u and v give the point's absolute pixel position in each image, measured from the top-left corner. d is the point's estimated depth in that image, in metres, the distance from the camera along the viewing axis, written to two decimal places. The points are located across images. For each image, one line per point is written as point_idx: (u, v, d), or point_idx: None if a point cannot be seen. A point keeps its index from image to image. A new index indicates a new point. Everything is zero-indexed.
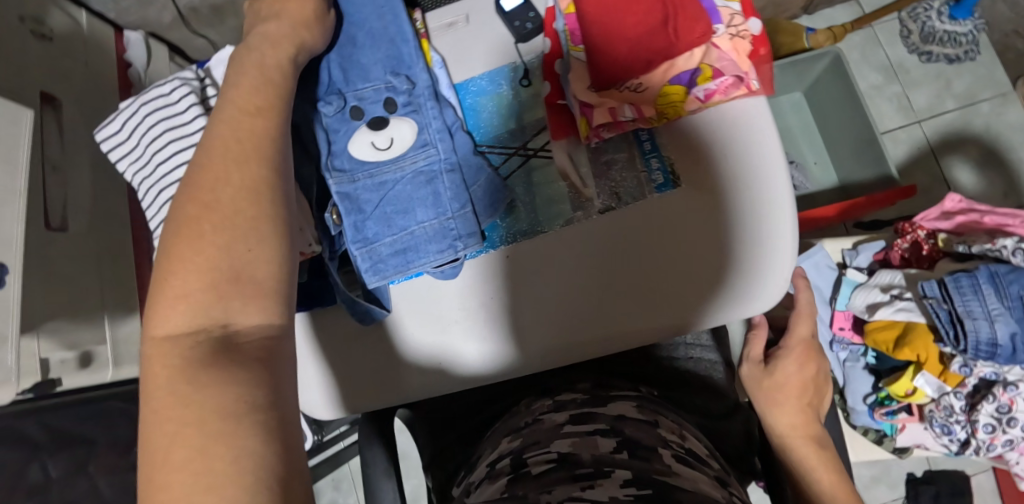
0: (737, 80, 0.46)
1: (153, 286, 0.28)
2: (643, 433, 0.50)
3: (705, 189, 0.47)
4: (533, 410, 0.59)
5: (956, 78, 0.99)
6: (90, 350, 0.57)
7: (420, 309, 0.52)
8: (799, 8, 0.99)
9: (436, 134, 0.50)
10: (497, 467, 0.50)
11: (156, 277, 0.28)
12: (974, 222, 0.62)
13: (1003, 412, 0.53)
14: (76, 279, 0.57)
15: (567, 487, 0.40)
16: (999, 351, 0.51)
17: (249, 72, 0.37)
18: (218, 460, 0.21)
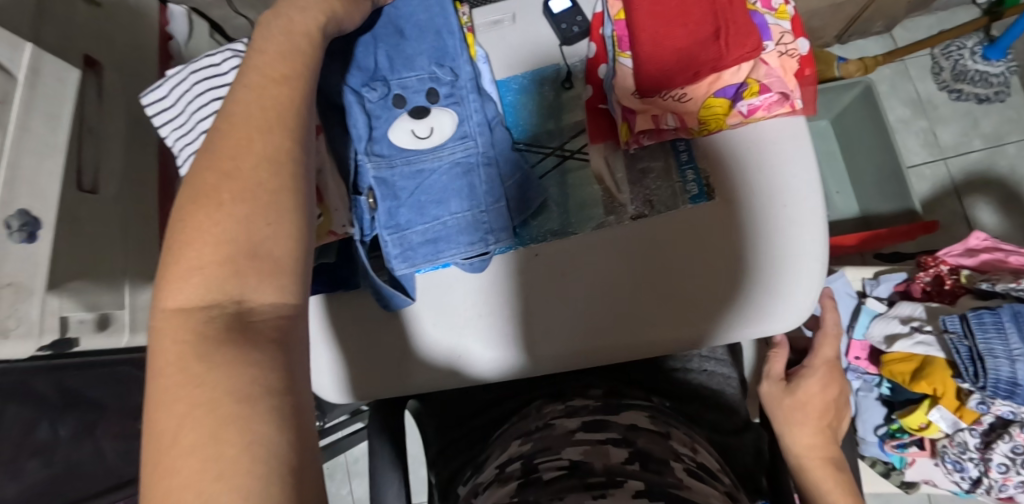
0: (782, 98, 0.46)
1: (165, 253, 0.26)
2: (655, 445, 0.49)
3: (742, 203, 0.47)
4: (543, 414, 0.59)
5: (984, 118, 0.99)
6: (108, 313, 0.57)
7: (442, 300, 0.52)
8: (832, 37, 1.00)
9: (476, 126, 0.50)
10: (506, 470, 0.49)
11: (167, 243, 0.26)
12: (998, 261, 0.62)
13: (1018, 452, 0.52)
14: (102, 241, 0.57)
15: (579, 495, 0.39)
16: (1019, 390, 0.51)
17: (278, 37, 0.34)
18: (229, 447, 0.19)
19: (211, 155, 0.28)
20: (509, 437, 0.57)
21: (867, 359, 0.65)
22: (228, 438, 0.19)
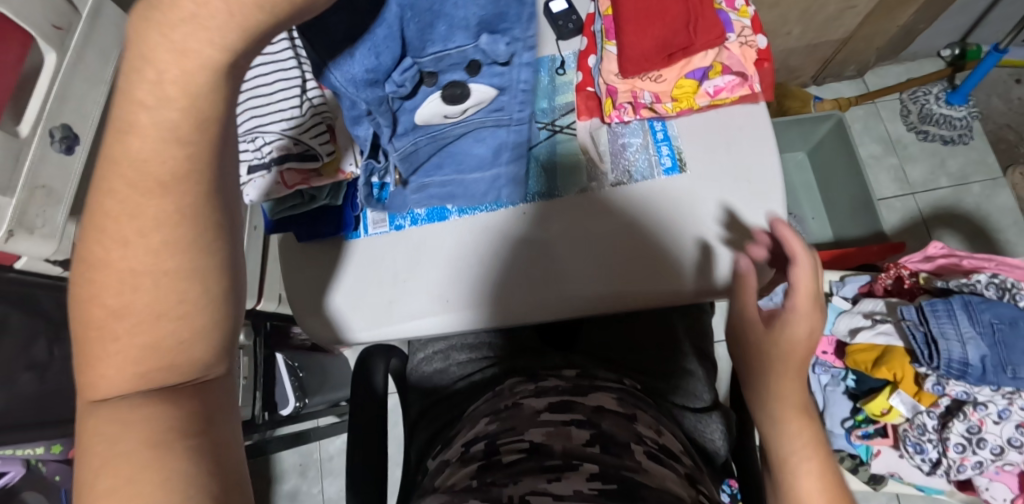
0: (741, 80, 0.53)
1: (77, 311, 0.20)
2: (620, 428, 0.50)
3: (721, 187, 0.52)
4: (515, 393, 0.58)
5: (950, 159, 1.07)
6: None
7: (431, 252, 0.55)
8: (809, 77, 1.09)
9: (517, 103, 0.49)
10: (471, 449, 0.50)
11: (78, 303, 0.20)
12: (953, 265, 0.66)
13: (973, 432, 0.54)
14: None
15: (534, 479, 0.43)
16: (970, 370, 0.54)
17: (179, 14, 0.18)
18: (148, 481, 0.17)
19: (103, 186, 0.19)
20: (479, 412, 0.57)
21: (832, 354, 0.67)
22: (149, 473, 0.17)
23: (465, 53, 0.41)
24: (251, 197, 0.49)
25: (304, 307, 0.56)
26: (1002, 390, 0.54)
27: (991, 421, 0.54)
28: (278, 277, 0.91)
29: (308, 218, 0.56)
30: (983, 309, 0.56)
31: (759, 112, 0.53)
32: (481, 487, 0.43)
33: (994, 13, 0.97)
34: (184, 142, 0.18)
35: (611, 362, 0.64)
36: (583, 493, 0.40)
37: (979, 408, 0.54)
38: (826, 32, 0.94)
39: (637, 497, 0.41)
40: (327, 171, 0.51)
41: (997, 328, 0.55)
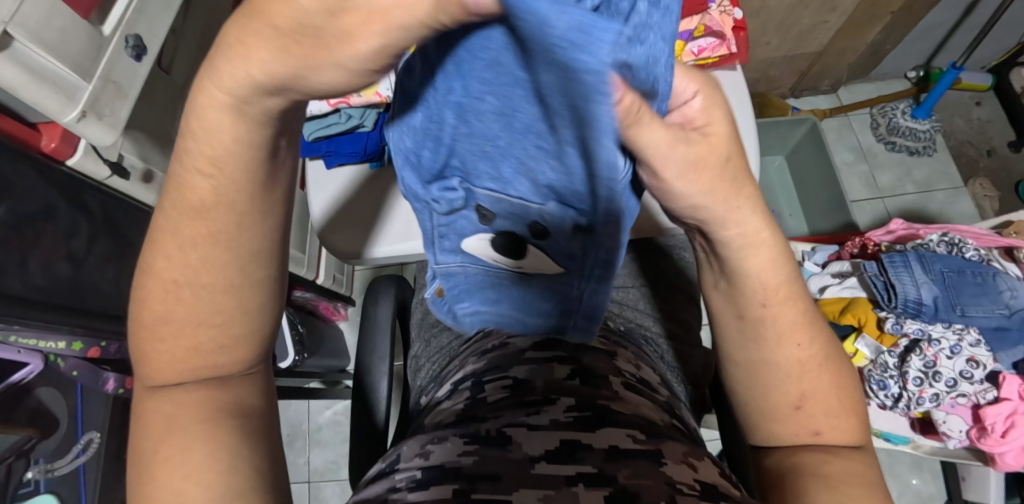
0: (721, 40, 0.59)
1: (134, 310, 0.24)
2: (600, 362, 0.49)
3: None
4: (501, 332, 0.58)
5: (916, 168, 1.17)
6: (154, 172, 0.64)
7: None
8: (788, 89, 1.20)
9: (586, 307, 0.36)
10: (459, 388, 0.50)
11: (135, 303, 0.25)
12: (910, 233, 0.74)
13: (929, 366, 0.59)
14: (165, 113, 0.66)
15: (515, 412, 0.41)
16: (924, 308, 0.60)
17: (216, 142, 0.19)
18: (198, 454, 0.23)
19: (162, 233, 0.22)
20: (467, 353, 0.57)
21: None
22: (206, 444, 0.24)
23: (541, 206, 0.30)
24: None
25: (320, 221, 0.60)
26: (953, 327, 0.60)
27: (944, 356, 0.59)
28: None
29: (340, 143, 0.61)
30: (935, 260, 0.62)
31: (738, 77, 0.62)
32: (466, 419, 0.42)
33: (950, 39, 1.09)
34: (211, 215, 0.21)
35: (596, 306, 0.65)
36: (559, 422, 0.39)
37: (933, 344, 0.59)
38: (804, 44, 1.04)
39: (611, 422, 0.39)
40: (365, 92, 0.55)
41: (947, 275, 0.61)
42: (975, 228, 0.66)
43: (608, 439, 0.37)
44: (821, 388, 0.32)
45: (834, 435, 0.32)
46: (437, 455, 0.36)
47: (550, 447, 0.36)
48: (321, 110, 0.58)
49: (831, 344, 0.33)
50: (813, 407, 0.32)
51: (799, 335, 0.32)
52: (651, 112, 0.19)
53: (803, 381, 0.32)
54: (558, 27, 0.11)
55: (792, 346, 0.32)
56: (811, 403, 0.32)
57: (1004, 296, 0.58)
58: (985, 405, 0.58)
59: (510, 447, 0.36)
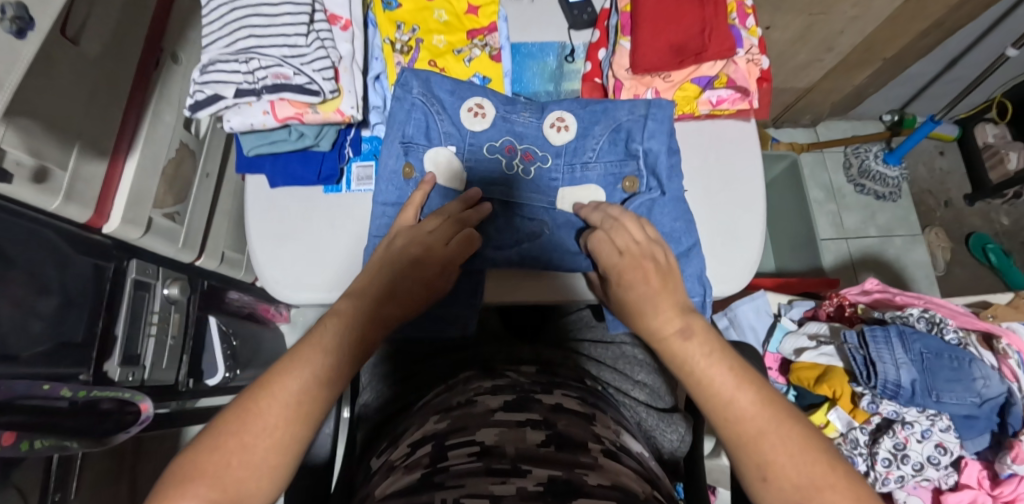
0: (742, 95, 0.54)
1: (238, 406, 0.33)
2: (577, 428, 0.44)
3: (706, 193, 0.55)
4: (471, 388, 0.51)
5: (879, 212, 1.19)
6: (48, 168, 0.51)
7: (340, 216, 0.53)
8: (770, 119, 1.18)
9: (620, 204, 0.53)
10: (415, 452, 0.42)
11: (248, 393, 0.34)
12: (888, 299, 0.71)
13: (899, 448, 0.59)
14: (66, 93, 0.52)
15: (479, 482, 0.34)
16: (902, 391, 0.58)
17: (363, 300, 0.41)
18: None
19: (315, 333, 0.38)
20: (428, 412, 0.49)
21: (777, 370, 0.72)
22: None
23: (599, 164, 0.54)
24: (232, 124, 0.46)
25: (258, 246, 0.52)
26: (925, 412, 0.59)
27: (915, 439, 0.59)
28: (223, 233, 0.83)
29: (288, 163, 0.52)
30: (914, 339, 0.60)
31: (750, 129, 0.56)
32: (424, 486, 0.35)
33: (929, 89, 1.09)
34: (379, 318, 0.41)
35: (574, 364, 0.59)
36: (528, 491, 0.33)
37: (906, 427, 0.59)
38: (793, 79, 1.01)
39: (582, 494, 0.33)
40: (323, 108, 0.46)
41: (925, 357, 0.59)
42: (952, 306, 0.66)
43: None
44: (785, 460, 0.32)
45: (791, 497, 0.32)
46: None
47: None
48: (265, 125, 0.47)
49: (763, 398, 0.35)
50: (824, 501, 0.30)
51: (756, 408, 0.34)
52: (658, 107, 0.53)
53: (801, 464, 0.32)
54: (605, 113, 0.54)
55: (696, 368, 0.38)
56: (785, 480, 0.32)
57: (977, 385, 0.58)
58: (946, 490, 0.60)
59: None
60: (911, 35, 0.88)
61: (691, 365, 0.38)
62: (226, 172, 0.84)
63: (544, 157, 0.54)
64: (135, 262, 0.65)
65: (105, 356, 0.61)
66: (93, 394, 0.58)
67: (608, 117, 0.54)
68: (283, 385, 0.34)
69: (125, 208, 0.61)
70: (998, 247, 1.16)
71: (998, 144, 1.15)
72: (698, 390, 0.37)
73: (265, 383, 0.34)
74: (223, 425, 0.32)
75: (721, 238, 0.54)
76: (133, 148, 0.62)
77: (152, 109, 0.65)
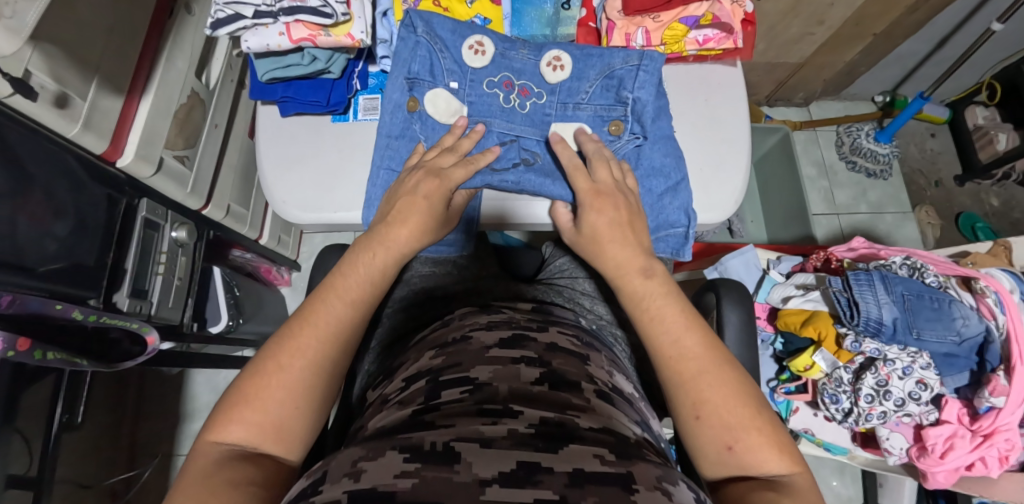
0: (727, 34, 0.56)
1: (263, 358, 0.35)
2: (571, 367, 0.46)
3: (695, 130, 0.58)
4: (466, 324, 0.53)
5: (870, 189, 1.21)
6: (69, 95, 0.53)
7: (345, 144, 0.56)
8: (764, 97, 1.21)
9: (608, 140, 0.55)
10: (410, 387, 0.44)
11: (272, 342, 0.36)
12: (872, 253, 0.74)
13: (881, 384, 0.61)
14: (88, 25, 0.55)
15: (468, 420, 0.34)
16: (883, 328, 0.60)
17: (375, 252, 0.42)
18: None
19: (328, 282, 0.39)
20: (426, 346, 0.51)
21: (765, 319, 0.75)
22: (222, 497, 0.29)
23: (591, 102, 0.56)
24: (250, 46, 0.49)
25: (268, 170, 0.55)
26: (907, 349, 0.61)
27: (897, 375, 0.61)
28: (230, 186, 0.85)
29: (299, 89, 0.54)
30: (897, 281, 0.62)
31: (736, 73, 0.60)
32: (412, 426, 0.35)
33: (919, 69, 1.12)
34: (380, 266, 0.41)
35: (568, 304, 0.60)
36: (519, 435, 0.33)
37: (888, 364, 0.61)
38: (787, 54, 1.04)
39: (574, 438, 0.33)
40: (335, 31, 0.49)
41: (907, 298, 0.61)
42: (935, 256, 0.68)
43: (572, 461, 0.30)
44: (723, 409, 0.34)
45: (744, 449, 0.34)
46: (368, 477, 0.28)
47: (503, 470, 0.28)
48: (280, 47, 0.50)
49: (713, 347, 0.37)
50: (743, 449, 0.34)
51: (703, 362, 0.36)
52: (645, 52, 0.55)
53: (725, 410, 0.34)
54: (593, 57, 0.56)
55: (647, 304, 0.40)
56: (739, 439, 0.34)
57: (956, 324, 0.60)
58: (927, 425, 0.62)
59: (457, 467, 0.28)
60: (901, 9, 0.91)
61: (646, 303, 0.40)
62: (234, 126, 0.86)
63: (539, 94, 0.56)
64: (145, 201, 0.67)
65: (115, 287, 0.63)
66: (102, 319, 0.60)
67: (603, 62, 0.56)
68: (296, 350, 0.36)
69: (138, 144, 0.63)
70: (986, 225, 1.18)
71: (987, 126, 1.16)
72: (648, 335, 0.39)
73: (286, 337, 0.36)
74: (247, 375, 0.35)
75: (707, 172, 0.56)
76: (147, 88, 0.65)
77: (166, 55, 0.68)
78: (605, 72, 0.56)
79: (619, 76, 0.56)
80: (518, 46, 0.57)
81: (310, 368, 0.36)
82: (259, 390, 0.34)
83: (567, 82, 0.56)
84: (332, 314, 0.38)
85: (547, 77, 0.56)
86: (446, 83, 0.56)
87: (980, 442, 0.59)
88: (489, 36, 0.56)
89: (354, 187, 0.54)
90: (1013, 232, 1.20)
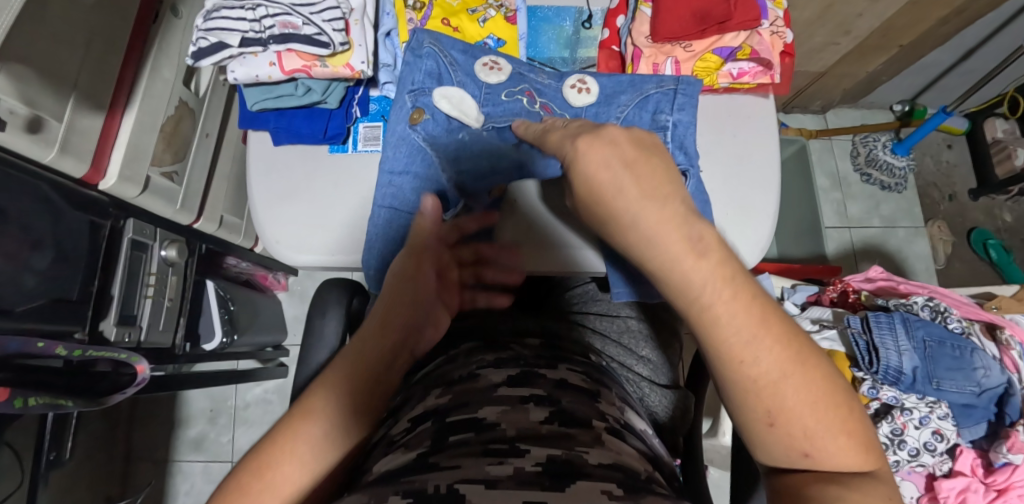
0: (764, 68, 0.52)
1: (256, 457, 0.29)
2: (582, 406, 0.40)
3: (721, 168, 0.54)
4: (472, 361, 0.48)
5: (883, 202, 1.18)
6: (43, 119, 0.48)
7: (342, 177, 0.51)
8: (780, 104, 1.17)
9: None
10: (415, 428, 0.37)
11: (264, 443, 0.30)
12: (891, 286, 0.71)
13: (896, 434, 0.59)
14: (61, 40, 0.50)
15: (475, 463, 0.30)
16: (903, 377, 0.58)
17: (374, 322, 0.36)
18: None
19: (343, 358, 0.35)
20: (428, 382, 0.46)
21: None
22: None
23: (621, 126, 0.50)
24: (237, 76, 0.45)
25: (260, 204, 0.51)
26: (925, 398, 0.59)
27: (913, 425, 0.59)
28: (222, 196, 0.81)
29: (293, 120, 0.50)
30: (918, 325, 0.60)
31: (767, 104, 0.56)
32: (413, 466, 0.31)
33: (942, 80, 1.08)
34: (386, 333, 0.36)
35: (578, 339, 0.56)
36: (524, 474, 0.29)
37: (905, 413, 0.59)
38: (808, 64, 0.99)
39: (581, 475, 0.30)
40: (332, 62, 0.45)
41: (928, 343, 0.59)
42: (956, 296, 0.66)
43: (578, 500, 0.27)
44: (802, 401, 0.24)
45: (827, 459, 0.25)
46: None
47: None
48: (270, 77, 0.45)
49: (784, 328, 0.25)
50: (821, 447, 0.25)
51: (766, 337, 0.24)
52: (676, 76, 0.51)
53: (792, 394, 0.24)
54: (621, 80, 0.52)
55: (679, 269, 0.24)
56: (821, 448, 0.25)
57: (977, 374, 0.58)
58: (941, 476, 0.61)
59: None
60: (931, 22, 0.87)
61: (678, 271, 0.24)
62: (227, 133, 0.81)
63: (562, 116, 0.51)
64: (132, 221, 0.63)
65: (101, 316, 0.60)
66: (89, 353, 0.56)
67: (635, 88, 0.51)
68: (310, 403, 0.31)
69: (122, 164, 0.59)
70: (998, 243, 1.16)
71: (1006, 139, 1.13)
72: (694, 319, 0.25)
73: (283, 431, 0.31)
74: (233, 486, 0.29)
75: (735, 215, 0.53)
76: (131, 101, 0.60)
77: (150, 63, 0.62)
78: (637, 93, 0.51)
79: (651, 98, 0.51)
80: (538, 68, 0.52)
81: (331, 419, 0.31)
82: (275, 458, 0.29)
83: (594, 106, 0.51)
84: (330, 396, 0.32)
85: (570, 105, 0.51)
86: (460, 96, 0.50)
87: (994, 497, 0.58)
88: (505, 55, 0.52)
89: (353, 228, 0.50)
90: None
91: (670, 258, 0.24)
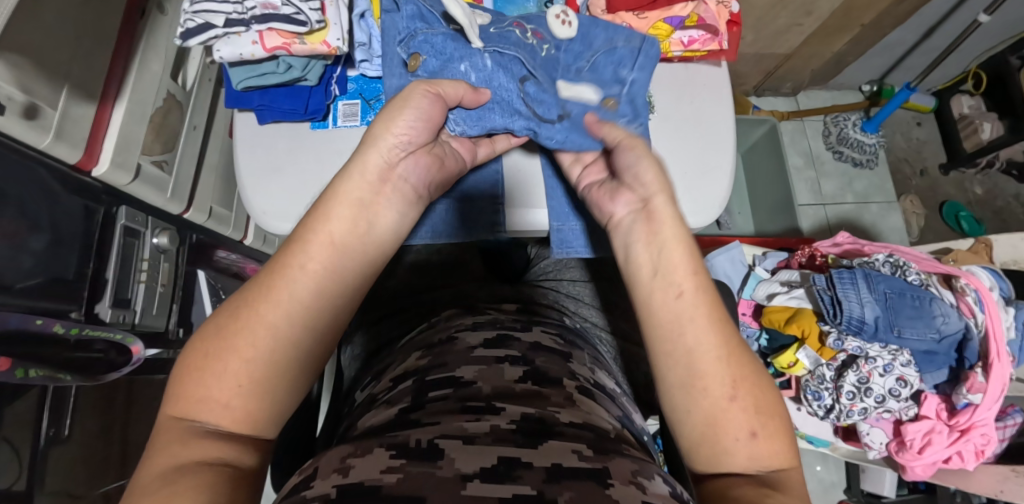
0: (712, 35, 0.56)
1: (226, 317, 0.31)
2: (555, 366, 0.40)
3: (677, 134, 0.58)
4: (452, 325, 0.48)
5: (857, 179, 1.22)
6: (39, 105, 0.51)
7: (327, 152, 0.55)
8: (752, 87, 1.20)
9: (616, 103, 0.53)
10: (396, 388, 0.38)
11: (235, 305, 0.32)
12: (857, 249, 0.74)
13: (862, 382, 0.63)
14: (52, 31, 0.52)
15: (450, 420, 0.30)
16: (865, 326, 0.61)
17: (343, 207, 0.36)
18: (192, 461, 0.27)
19: (304, 227, 0.35)
20: (410, 348, 0.45)
21: (750, 315, 0.76)
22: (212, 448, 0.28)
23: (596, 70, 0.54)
24: (223, 55, 0.48)
25: (247, 177, 0.54)
26: (888, 347, 0.62)
27: (877, 373, 0.62)
28: (211, 187, 0.84)
29: (275, 97, 0.53)
30: (879, 280, 0.62)
31: (720, 72, 0.59)
32: (394, 425, 0.30)
33: (906, 58, 1.12)
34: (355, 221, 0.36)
35: (552, 303, 0.58)
36: (500, 431, 0.29)
37: (869, 361, 0.63)
38: (775, 46, 1.03)
39: (554, 435, 0.29)
40: (310, 39, 0.48)
41: (889, 296, 0.61)
42: (916, 253, 0.69)
43: (550, 456, 0.27)
44: (749, 404, 0.32)
45: (766, 441, 0.31)
46: (355, 471, 0.24)
47: (485, 466, 0.25)
48: (253, 55, 0.48)
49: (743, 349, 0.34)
50: (743, 403, 0.32)
51: (716, 327, 0.33)
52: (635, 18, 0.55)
53: (734, 378, 0.32)
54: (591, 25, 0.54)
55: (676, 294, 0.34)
56: (765, 429, 0.32)
57: (935, 322, 0.61)
58: (907, 420, 0.64)
59: (440, 463, 0.25)
60: (888, 1, 0.90)
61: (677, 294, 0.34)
62: (213, 126, 0.85)
63: (548, 45, 0.52)
64: (124, 209, 0.66)
65: (97, 298, 0.62)
66: (84, 332, 0.61)
67: (606, 36, 0.54)
68: (274, 305, 0.32)
69: (114, 151, 0.61)
70: (969, 214, 1.20)
71: (972, 115, 1.17)
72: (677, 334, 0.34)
73: (251, 296, 0.32)
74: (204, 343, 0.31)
75: (692, 174, 0.56)
76: (121, 92, 0.63)
77: (137, 57, 0.65)
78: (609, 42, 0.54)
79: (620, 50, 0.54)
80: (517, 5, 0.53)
81: (291, 313, 0.32)
82: (228, 346, 0.30)
83: (572, 43, 0.53)
84: (302, 264, 0.33)
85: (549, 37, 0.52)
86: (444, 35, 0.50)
87: (957, 437, 0.61)
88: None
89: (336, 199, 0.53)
90: (995, 220, 1.22)
91: (680, 284, 0.34)
